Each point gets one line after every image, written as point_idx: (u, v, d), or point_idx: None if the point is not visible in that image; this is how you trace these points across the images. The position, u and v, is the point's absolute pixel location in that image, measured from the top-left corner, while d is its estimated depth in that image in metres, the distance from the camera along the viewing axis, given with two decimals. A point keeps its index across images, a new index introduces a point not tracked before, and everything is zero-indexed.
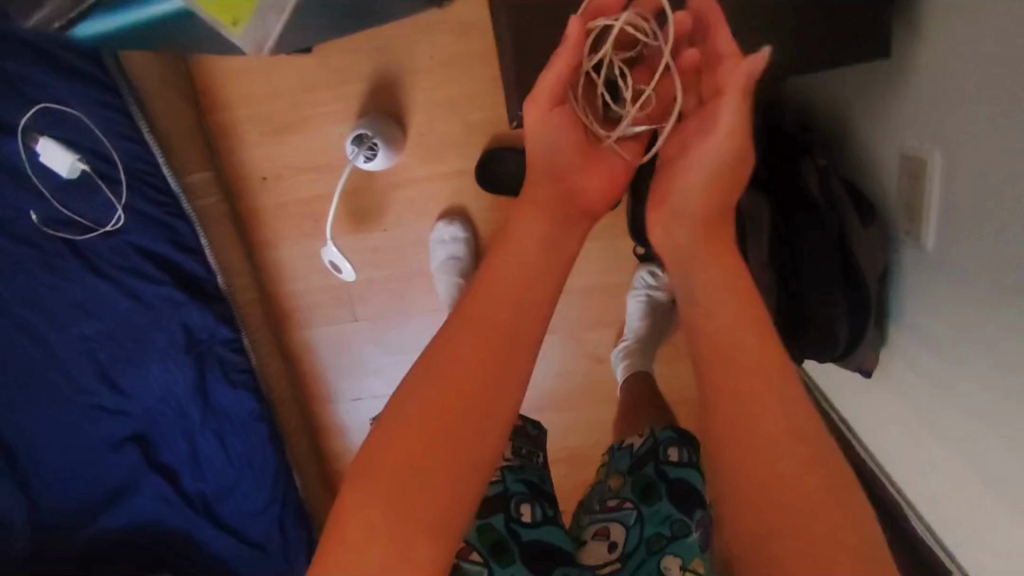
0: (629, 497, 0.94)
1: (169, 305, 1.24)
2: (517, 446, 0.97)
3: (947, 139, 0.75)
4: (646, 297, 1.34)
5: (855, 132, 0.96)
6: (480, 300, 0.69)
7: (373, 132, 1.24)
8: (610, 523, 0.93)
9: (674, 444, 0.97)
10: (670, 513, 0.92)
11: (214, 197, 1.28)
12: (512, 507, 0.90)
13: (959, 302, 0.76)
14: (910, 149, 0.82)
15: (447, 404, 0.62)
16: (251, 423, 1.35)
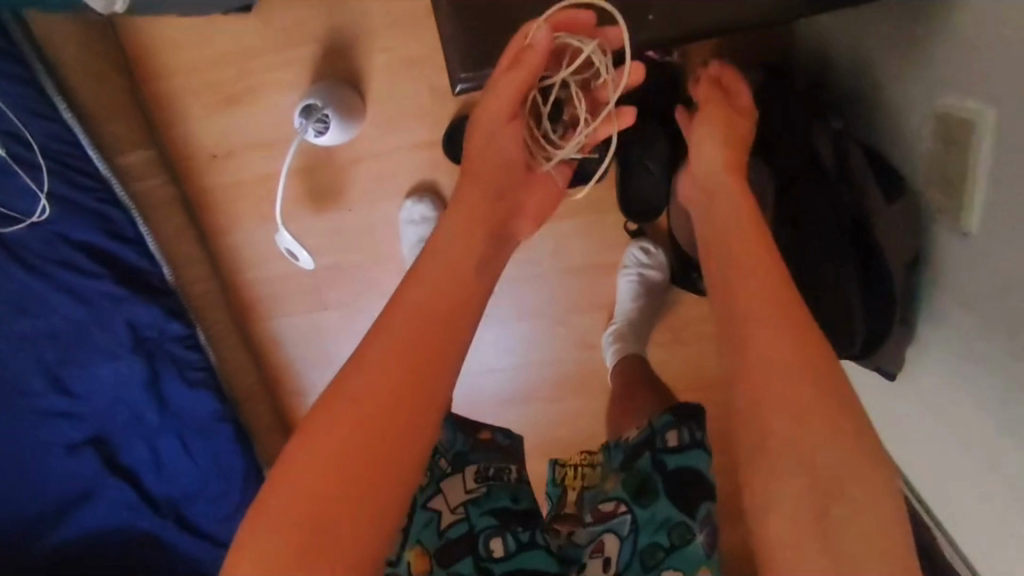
0: (622, 499, 0.82)
1: (109, 301, 1.14)
2: (483, 467, 0.86)
3: (998, 93, 0.60)
4: (638, 276, 1.21)
5: (877, 89, 0.82)
6: (409, 310, 0.64)
7: (323, 102, 1.10)
8: (603, 535, 0.81)
9: (673, 429, 0.84)
10: (669, 517, 0.79)
11: (155, 179, 1.18)
12: (479, 545, 0.80)
13: (1011, 295, 0.62)
14: (943, 109, 0.68)
15: (384, 408, 0.59)
16: (214, 423, 1.25)
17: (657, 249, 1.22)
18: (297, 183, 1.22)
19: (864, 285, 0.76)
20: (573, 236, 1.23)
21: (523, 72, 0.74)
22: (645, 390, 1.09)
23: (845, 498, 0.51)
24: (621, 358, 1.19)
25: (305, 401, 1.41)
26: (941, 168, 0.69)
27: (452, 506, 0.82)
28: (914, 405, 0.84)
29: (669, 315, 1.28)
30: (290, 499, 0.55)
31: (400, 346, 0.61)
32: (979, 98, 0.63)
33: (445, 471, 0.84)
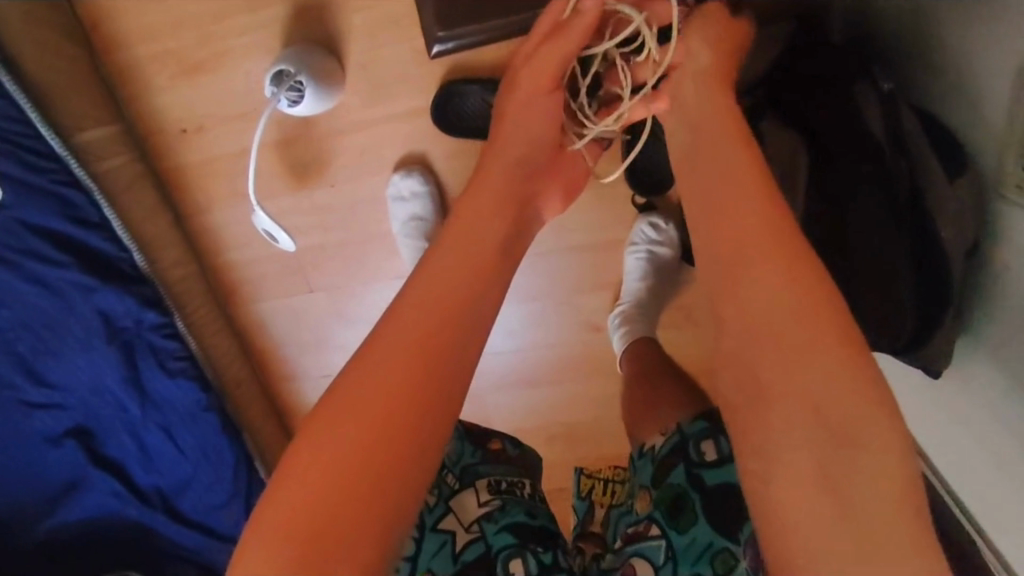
0: (655, 519, 0.75)
1: (77, 291, 1.06)
2: (495, 481, 0.83)
3: None
4: (646, 253, 1.11)
5: (932, 40, 0.70)
6: (427, 286, 0.58)
7: (296, 68, 0.99)
8: (633, 560, 0.74)
9: (707, 438, 0.77)
10: (710, 542, 0.71)
11: (121, 157, 1.09)
12: (499, 568, 0.75)
13: None
14: (1022, 62, 0.56)
15: (397, 382, 0.52)
16: (200, 414, 1.18)
17: (668, 225, 1.12)
18: (275, 159, 1.12)
19: (914, 270, 0.66)
20: (576, 210, 1.12)
21: (571, 39, 0.71)
22: (662, 379, 0.99)
23: (892, 490, 0.45)
24: (631, 343, 1.10)
25: (298, 386, 1.34)
26: (1019, 135, 0.58)
27: (466, 526, 0.78)
28: (959, 403, 0.75)
29: (681, 295, 1.18)
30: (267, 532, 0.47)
31: (415, 329, 0.54)
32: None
33: (455, 489, 0.81)
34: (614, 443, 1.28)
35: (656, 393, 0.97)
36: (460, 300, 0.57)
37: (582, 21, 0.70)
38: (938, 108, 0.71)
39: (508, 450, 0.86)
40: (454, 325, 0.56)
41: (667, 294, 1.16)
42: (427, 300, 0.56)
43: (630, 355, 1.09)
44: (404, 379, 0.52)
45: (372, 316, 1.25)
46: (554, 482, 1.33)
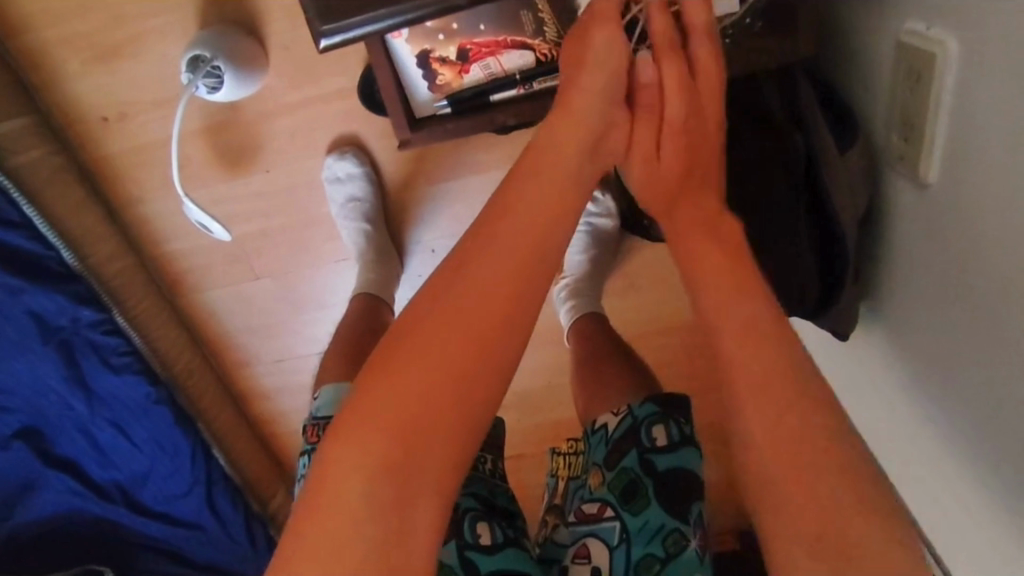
0: (608, 501, 0.76)
1: (4, 294, 1.03)
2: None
3: (966, 17, 0.50)
4: (586, 227, 1.14)
5: (834, 15, 0.72)
6: (494, 267, 0.57)
7: (212, 53, 0.96)
8: (588, 538, 0.75)
9: (659, 423, 0.78)
10: (662, 524, 0.74)
11: (39, 150, 1.04)
12: (465, 529, 0.73)
13: (973, 253, 0.55)
14: (900, 39, 0.59)
15: (460, 371, 0.53)
16: (150, 407, 1.17)
17: (606, 196, 1.14)
18: (204, 146, 1.10)
19: (814, 242, 0.70)
20: None
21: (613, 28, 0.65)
22: (610, 361, 1.02)
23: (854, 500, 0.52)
24: (577, 318, 1.11)
25: (252, 373, 1.33)
26: (899, 108, 0.60)
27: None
28: (872, 360, 0.78)
29: (623, 264, 1.19)
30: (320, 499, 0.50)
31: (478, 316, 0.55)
32: (945, 23, 0.53)
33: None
34: (568, 412, 1.31)
35: (605, 366, 1.00)
36: (505, 275, 0.57)
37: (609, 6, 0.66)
38: (840, 80, 0.73)
39: None
40: (502, 308, 0.56)
41: (610, 267, 1.17)
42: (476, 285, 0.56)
43: (577, 332, 1.10)
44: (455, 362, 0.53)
45: (321, 299, 1.24)
46: (512, 452, 1.35)
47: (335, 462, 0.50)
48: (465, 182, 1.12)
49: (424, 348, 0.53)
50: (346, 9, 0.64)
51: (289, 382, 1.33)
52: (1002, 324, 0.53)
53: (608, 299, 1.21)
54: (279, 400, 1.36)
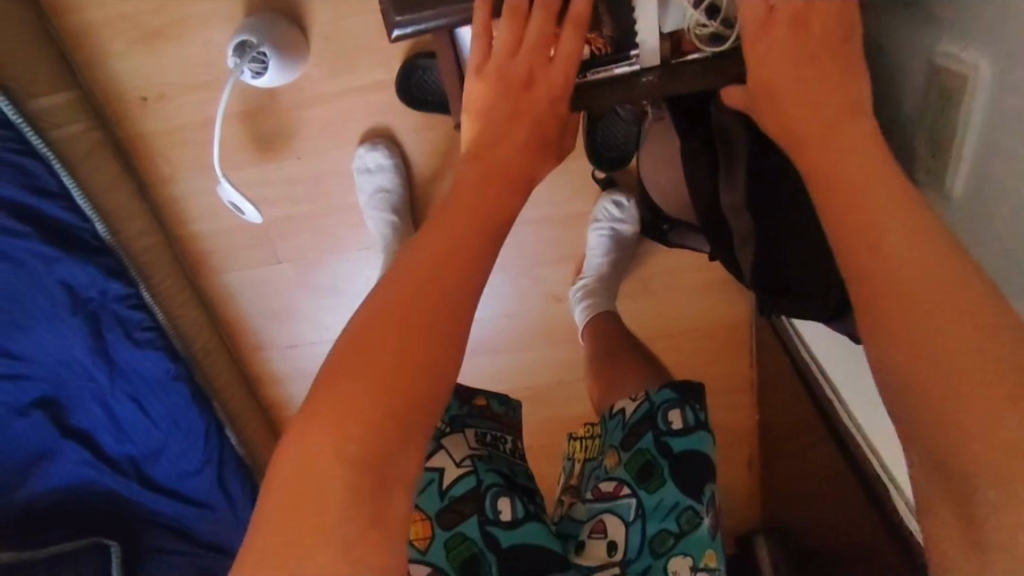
0: (624, 480, 0.79)
1: (40, 263, 1.04)
2: (482, 432, 0.83)
3: (1000, 42, 0.54)
4: (610, 230, 1.16)
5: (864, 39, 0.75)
6: None
7: (258, 39, 0.99)
8: (604, 516, 0.78)
9: (676, 407, 0.81)
10: (677, 502, 0.78)
11: (79, 125, 1.07)
12: (487, 505, 0.76)
13: (1002, 262, 0.59)
14: (934, 59, 0.62)
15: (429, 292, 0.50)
16: (169, 382, 1.19)
17: (630, 201, 1.16)
18: (239, 129, 1.13)
19: None
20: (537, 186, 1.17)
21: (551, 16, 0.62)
22: (626, 356, 1.06)
23: None
24: (594, 316, 1.14)
25: (265, 355, 1.35)
26: (930, 125, 0.64)
27: (457, 461, 0.78)
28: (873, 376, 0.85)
29: (640, 267, 1.22)
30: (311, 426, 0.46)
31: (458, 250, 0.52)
32: (979, 46, 0.56)
33: (444, 431, 0.80)
34: (575, 409, 1.34)
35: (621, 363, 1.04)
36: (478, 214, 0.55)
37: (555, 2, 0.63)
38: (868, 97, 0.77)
39: (495, 406, 0.84)
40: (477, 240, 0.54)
41: (626, 269, 1.21)
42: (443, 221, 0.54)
43: (593, 328, 1.13)
44: (428, 285, 0.50)
45: (338, 286, 1.26)
46: None
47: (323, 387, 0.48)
48: None
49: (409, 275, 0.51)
50: (417, 4, 0.67)
51: (304, 365, 1.35)
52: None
53: (621, 301, 1.24)
54: (291, 385, 1.38)
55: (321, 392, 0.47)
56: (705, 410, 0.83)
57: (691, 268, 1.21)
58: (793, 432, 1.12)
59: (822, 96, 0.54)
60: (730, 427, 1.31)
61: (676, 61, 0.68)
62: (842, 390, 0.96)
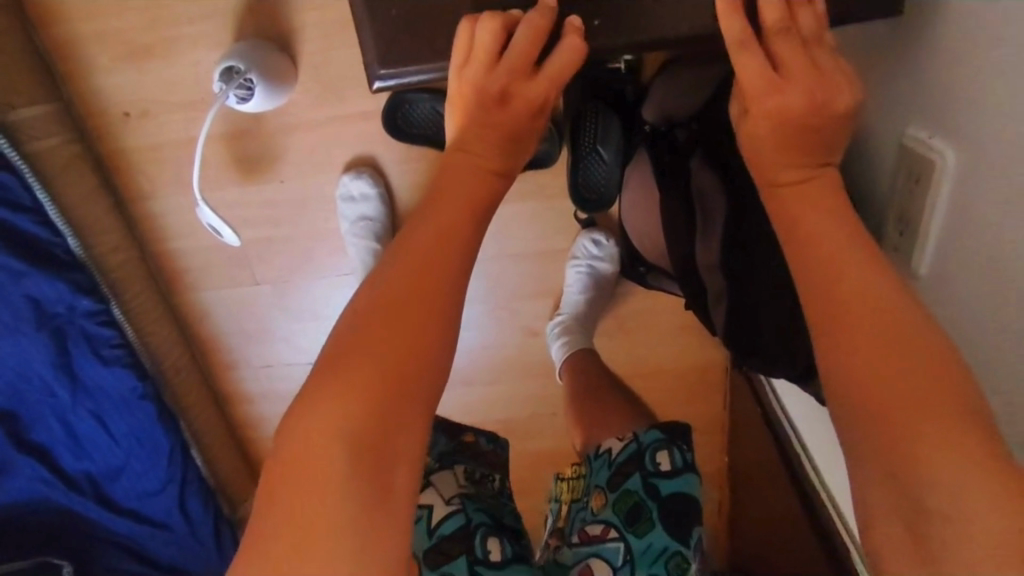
0: (613, 523, 0.78)
1: (5, 276, 1.02)
2: (471, 470, 0.83)
3: (960, 136, 0.57)
4: (587, 268, 1.17)
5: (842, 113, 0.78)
6: None
7: (247, 65, 0.98)
8: (591, 560, 0.76)
9: (663, 448, 0.82)
10: (665, 546, 0.76)
11: (58, 137, 1.05)
12: (476, 544, 0.75)
13: (965, 343, 0.60)
14: (904, 141, 0.64)
15: (398, 320, 0.51)
16: (135, 401, 1.16)
17: (610, 241, 1.17)
18: (224, 151, 1.12)
19: None
20: (524, 221, 1.17)
21: (536, 28, 0.62)
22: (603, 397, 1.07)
23: None
24: (569, 355, 1.14)
25: (237, 375, 1.33)
26: (898, 204, 0.66)
27: (446, 499, 0.77)
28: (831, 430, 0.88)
29: (617, 307, 1.23)
30: (313, 408, 0.48)
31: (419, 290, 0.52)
32: (946, 136, 0.59)
33: (433, 468, 0.80)
34: (547, 444, 1.33)
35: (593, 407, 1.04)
36: (452, 226, 0.56)
37: (541, 14, 0.63)
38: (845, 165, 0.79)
39: (483, 444, 0.85)
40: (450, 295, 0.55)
41: (603, 309, 1.21)
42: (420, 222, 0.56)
43: (570, 368, 1.14)
44: (411, 272, 0.53)
45: (315, 309, 1.25)
46: None
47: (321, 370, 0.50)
48: None
49: (369, 310, 0.51)
50: (409, 60, 0.68)
51: (276, 387, 1.33)
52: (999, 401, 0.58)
53: (598, 339, 1.24)
54: (262, 407, 1.36)
55: (296, 447, 0.48)
56: (692, 452, 0.83)
57: (668, 310, 1.22)
58: (761, 478, 1.12)
59: (790, 175, 0.55)
60: (699, 469, 1.32)
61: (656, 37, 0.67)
62: (801, 428, 0.99)
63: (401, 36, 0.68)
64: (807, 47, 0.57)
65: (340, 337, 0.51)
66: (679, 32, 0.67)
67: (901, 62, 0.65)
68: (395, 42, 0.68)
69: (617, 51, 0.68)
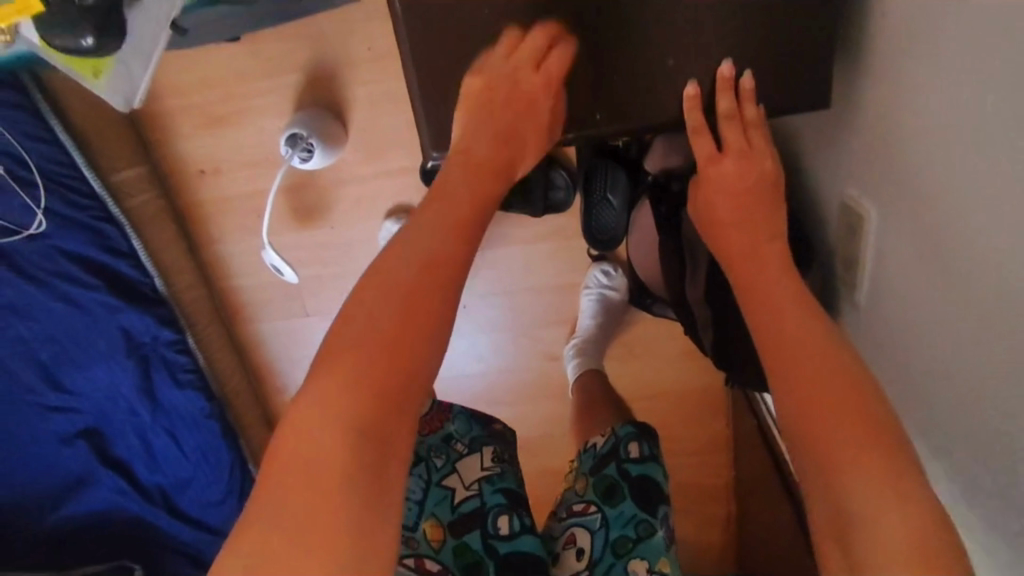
0: (593, 500, 0.92)
1: (104, 310, 1.21)
2: (499, 452, 0.95)
3: (885, 200, 0.76)
4: (599, 295, 1.31)
5: (806, 171, 0.96)
6: None
7: (308, 132, 1.17)
8: (575, 528, 0.92)
9: (634, 440, 0.95)
10: (634, 514, 0.90)
11: (148, 194, 1.25)
12: (489, 522, 0.90)
13: (913, 353, 0.76)
14: (846, 202, 0.85)
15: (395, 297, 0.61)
16: (202, 420, 1.32)
17: (618, 271, 1.32)
18: (285, 202, 1.30)
19: None
20: (540, 256, 1.33)
21: (539, 42, 0.77)
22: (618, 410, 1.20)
23: None
24: (582, 372, 1.28)
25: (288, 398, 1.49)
26: (847, 250, 0.87)
27: (466, 484, 0.91)
28: None
29: (627, 333, 1.37)
30: (323, 390, 0.57)
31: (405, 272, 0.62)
32: (871, 199, 0.79)
33: (462, 453, 0.93)
34: (566, 460, 1.46)
35: (599, 416, 1.16)
36: (437, 254, 0.64)
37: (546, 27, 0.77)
38: (812, 214, 0.96)
39: (509, 435, 0.98)
40: None
41: (613, 333, 1.35)
42: (403, 245, 0.64)
43: (580, 385, 1.26)
44: (406, 278, 0.62)
45: None
46: None
47: (321, 375, 0.58)
48: (492, 255, 1.33)
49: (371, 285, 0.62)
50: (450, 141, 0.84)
51: None
52: (944, 402, 0.71)
53: (610, 362, 1.38)
54: None
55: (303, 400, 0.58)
56: (659, 447, 0.97)
57: (673, 335, 1.36)
58: (760, 484, 1.24)
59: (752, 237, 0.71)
60: (707, 480, 1.43)
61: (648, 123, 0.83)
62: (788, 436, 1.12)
63: (443, 122, 0.84)
64: (748, 131, 0.78)
65: (338, 348, 0.59)
66: (660, 120, 0.83)
67: (851, 135, 0.82)
68: (438, 128, 0.84)
69: (615, 135, 0.84)
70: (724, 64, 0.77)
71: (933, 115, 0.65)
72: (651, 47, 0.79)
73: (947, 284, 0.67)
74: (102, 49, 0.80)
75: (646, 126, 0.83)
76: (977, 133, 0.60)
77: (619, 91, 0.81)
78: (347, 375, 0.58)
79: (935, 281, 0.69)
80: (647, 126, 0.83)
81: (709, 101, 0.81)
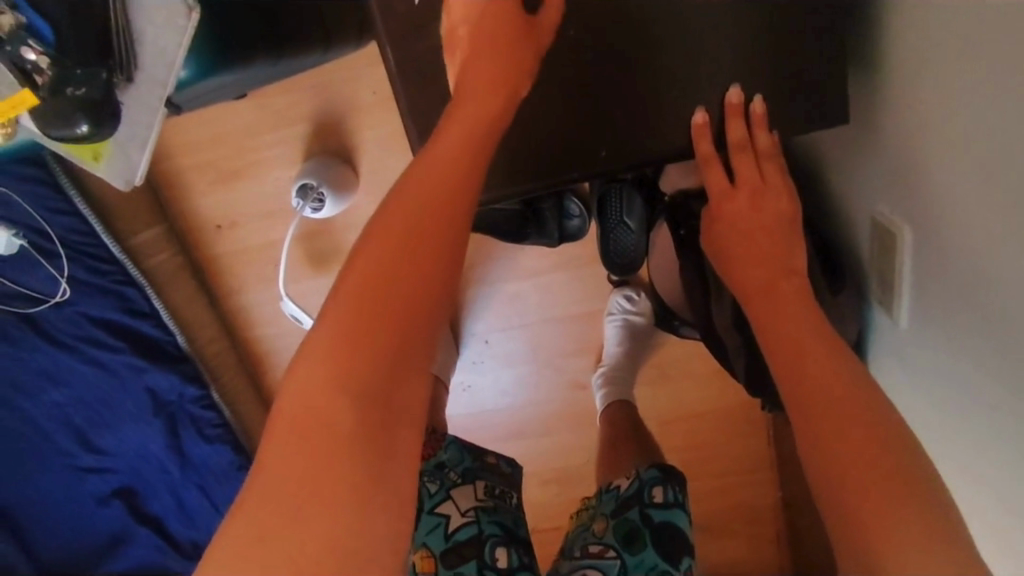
0: (611, 544, 0.88)
1: (131, 372, 1.22)
2: (491, 485, 0.93)
3: (916, 219, 0.73)
4: (623, 321, 1.28)
5: (832, 188, 0.93)
6: None
7: (318, 181, 1.18)
8: (587, 570, 0.87)
9: (659, 484, 0.91)
10: (654, 564, 0.87)
11: (167, 252, 1.26)
12: (485, 551, 0.86)
13: (962, 376, 0.72)
14: (876, 219, 0.82)
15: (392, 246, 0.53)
16: (232, 472, 1.28)
17: (641, 295, 1.29)
18: (302, 248, 1.30)
19: None
20: (557, 283, 1.31)
21: None
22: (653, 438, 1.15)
23: None
24: (609, 404, 1.22)
25: None
26: (882, 268, 0.83)
27: (462, 510, 0.89)
28: None
29: (655, 357, 1.33)
30: (314, 354, 0.50)
31: (400, 218, 0.54)
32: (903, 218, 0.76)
33: (456, 482, 0.91)
34: None
35: (624, 448, 1.10)
36: (433, 202, 0.56)
37: None
38: (842, 229, 0.93)
39: (503, 464, 0.95)
40: None
41: (641, 360, 1.31)
42: (402, 190, 0.57)
43: (608, 416, 1.21)
44: (402, 223, 0.54)
45: None
46: (549, 524, 1.42)
47: (324, 328, 0.51)
48: (503, 285, 1.31)
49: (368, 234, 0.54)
50: None
51: None
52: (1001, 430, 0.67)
53: (640, 387, 1.34)
54: None
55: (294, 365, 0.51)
56: (685, 493, 0.93)
57: (702, 355, 1.32)
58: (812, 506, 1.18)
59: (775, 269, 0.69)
60: (755, 502, 1.36)
61: (659, 156, 0.82)
62: None
63: None
64: (761, 163, 0.79)
65: (338, 296, 0.52)
66: (668, 151, 0.81)
67: (873, 150, 0.79)
68: None
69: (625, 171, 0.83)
70: (730, 92, 0.77)
71: (959, 131, 0.62)
72: (652, 80, 0.78)
73: (989, 305, 0.63)
74: (97, 134, 0.82)
75: (658, 158, 0.82)
76: (1000, 146, 0.57)
77: (622, 128, 0.80)
78: (351, 329, 0.51)
79: (976, 303, 0.65)
80: (659, 158, 0.82)
81: (720, 129, 0.81)
